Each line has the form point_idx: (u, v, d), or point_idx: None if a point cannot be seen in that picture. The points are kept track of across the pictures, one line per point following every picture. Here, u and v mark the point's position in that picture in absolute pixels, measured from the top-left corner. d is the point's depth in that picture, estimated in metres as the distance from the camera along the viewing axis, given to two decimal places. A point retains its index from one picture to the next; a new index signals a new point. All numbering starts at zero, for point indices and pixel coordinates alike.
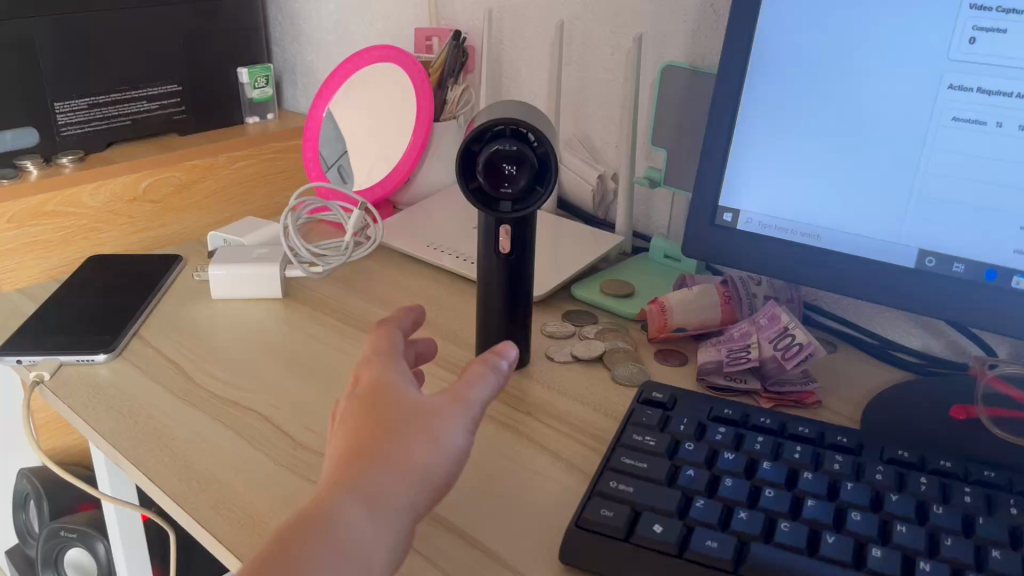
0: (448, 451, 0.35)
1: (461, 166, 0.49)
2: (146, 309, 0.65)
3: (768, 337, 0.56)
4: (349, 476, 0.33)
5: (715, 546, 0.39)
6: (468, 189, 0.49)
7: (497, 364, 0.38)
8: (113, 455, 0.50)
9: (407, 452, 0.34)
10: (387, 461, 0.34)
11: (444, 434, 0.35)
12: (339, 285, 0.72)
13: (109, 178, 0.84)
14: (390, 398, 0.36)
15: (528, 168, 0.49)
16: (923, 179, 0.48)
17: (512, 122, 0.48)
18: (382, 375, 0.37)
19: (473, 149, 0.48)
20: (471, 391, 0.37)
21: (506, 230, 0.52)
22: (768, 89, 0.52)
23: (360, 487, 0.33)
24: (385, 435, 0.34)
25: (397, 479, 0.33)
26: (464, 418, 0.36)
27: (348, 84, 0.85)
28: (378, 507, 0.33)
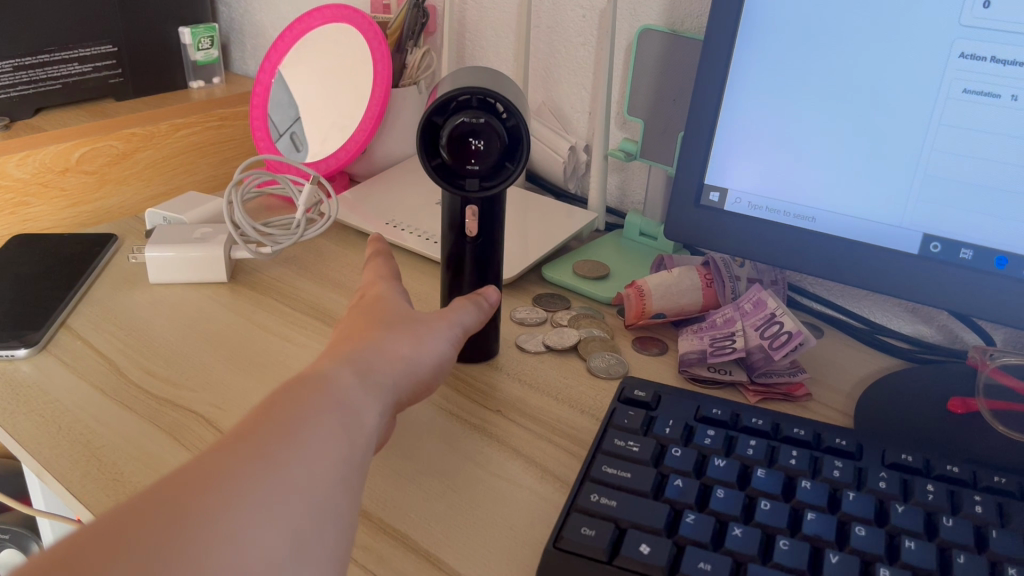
0: (436, 353, 0.41)
1: (421, 141, 0.43)
2: (75, 296, 0.59)
3: (754, 325, 0.52)
4: (345, 352, 0.37)
5: (708, 569, 0.35)
6: (430, 166, 0.44)
7: (481, 302, 0.47)
8: (36, 466, 0.44)
9: (401, 340, 0.40)
10: (382, 346, 0.39)
11: (434, 339, 0.42)
12: (291, 266, 0.66)
13: (38, 147, 0.77)
14: (388, 305, 0.43)
15: (496, 144, 0.43)
16: (928, 157, 0.44)
17: (479, 93, 0.43)
18: (383, 291, 0.45)
19: (434, 121, 0.43)
20: (457, 315, 0.45)
21: (473, 209, 0.47)
22: (759, 59, 0.47)
23: (356, 358, 0.37)
24: (383, 325, 0.41)
25: (389, 364, 0.38)
26: (448, 332, 0.43)
27: (298, 48, 0.79)
28: (370, 377, 0.36)
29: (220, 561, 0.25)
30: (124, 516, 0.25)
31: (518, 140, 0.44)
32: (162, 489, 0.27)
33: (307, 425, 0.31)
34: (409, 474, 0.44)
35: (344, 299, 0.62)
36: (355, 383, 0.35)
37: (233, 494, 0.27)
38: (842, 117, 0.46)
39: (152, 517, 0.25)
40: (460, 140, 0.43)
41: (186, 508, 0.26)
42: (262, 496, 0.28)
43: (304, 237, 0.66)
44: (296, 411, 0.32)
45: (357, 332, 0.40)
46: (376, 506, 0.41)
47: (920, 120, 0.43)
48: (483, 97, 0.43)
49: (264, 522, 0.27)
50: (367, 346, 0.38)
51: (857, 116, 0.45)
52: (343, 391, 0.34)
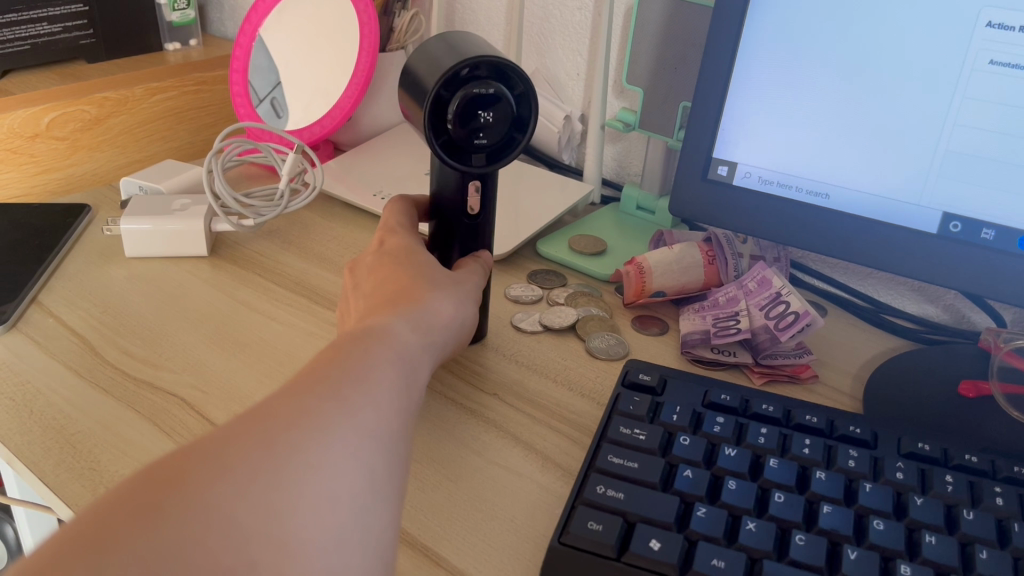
0: (468, 312, 0.43)
1: (428, 117, 0.39)
2: (46, 270, 0.56)
3: (759, 304, 0.50)
4: (399, 304, 0.39)
5: (722, 566, 0.34)
6: (437, 145, 0.40)
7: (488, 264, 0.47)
8: (6, 454, 0.42)
9: (440, 299, 0.41)
10: (432, 304, 0.40)
11: (468, 299, 0.43)
12: (274, 239, 0.63)
13: (5, 111, 0.73)
14: (420, 257, 0.44)
15: (506, 114, 0.41)
16: (950, 132, 0.42)
17: (488, 59, 0.40)
18: (412, 242, 0.45)
19: (441, 94, 0.39)
20: (476, 275, 0.45)
21: (473, 184, 0.44)
22: (771, 28, 0.45)
23: (412, 314, 0.38)
24: (422, 280, 0.41)
25: (435, 322, 0.39)
26: (476, 292, 0.44)
27: (281, 9, 0.74)
28: (420, 329, 0.38)
29: (304, 488, 0.27)
30: (224, 437, 0.27)
31: (524, 107, 0.42)
32: (247, 422, 0.28)
33: (374, 373, 0.33)
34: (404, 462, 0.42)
35: (331, 275, 0.59)
36: (408, 337, 0.37)
37: (310, 430, 0.29)
38: (859, 89, 0.43)
39: (244, 442, 0.27)
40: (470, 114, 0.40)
41: (272, 436, 0.28)
42: (339, 431, 0.29)
43: (288, 209, 0.64)
44: (361, 359, 0.33)
45: (405, 285, 0.41)
46: None
47: (941, 97, 0.41)
48: (491, 63, 0.40)
49: (344, 451, 0.29)
50: (415, 300, 0.39)
51: (875, 92, 0.43)
52: (396, 343, 0.36)
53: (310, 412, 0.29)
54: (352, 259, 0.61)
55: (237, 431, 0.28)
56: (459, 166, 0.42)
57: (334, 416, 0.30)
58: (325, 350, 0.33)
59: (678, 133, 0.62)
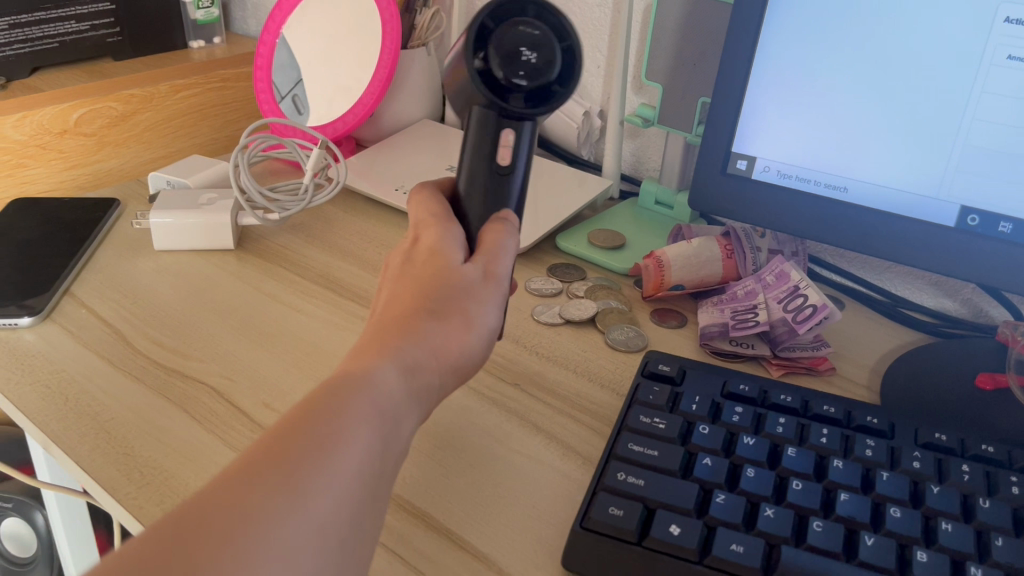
0: (487, 329, 0.37)
1: (472, 39, 0.40)
2: (77, 262, 0.58)
3: (777, 298, 0.51)
4: (390, 342, 0.33)
5: (741, 551, 0.34)
6: (474, 68, 0.40)
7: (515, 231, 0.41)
8: (43, 439, 0.43)
9: (444, 331, 0.35)
10: (429, 337, 0.35)
11: (486, 314, 0.37)
12: (299, 233, 0.65)
13: (35, 108, 0.74)
14: (433, 265, 0.38)
15: (549, 60, 0.40)
16: (968, 126, 0.42)
17: (538, 3, 0.41)
18: (438, 238, 0.40)
19: (488, 23, 0.40)
20: (500, 267, 0.39)
21: (509, 135, 0.41)
22: (789, 24, 0.46)
23: (401, 353, 0.33)
24: (429, 303, 0.36)
25: (434, 358, 0.34)
26: (497, 299, 0.38)
27: (305, 5, 0.76)
28: (413, 371, 0.33)
29: None
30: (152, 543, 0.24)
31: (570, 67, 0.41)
32: (180, 524, 0.24)
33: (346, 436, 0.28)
34: (428, 449, 0.43)
35: (354, 268, 0.60)
36: (396, 382, 0.32)
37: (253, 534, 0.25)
38: (877, 84, 0.44)
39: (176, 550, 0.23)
40: (513, 42, 0.40)
41: (209, 543, 0.24)
42: (288, 534, 0.25)
43: (312, 204, 0.65)
44: (329, 422, 0.29)
45: (405, 312, 0.35)
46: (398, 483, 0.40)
47: (958, 92, 0.42)
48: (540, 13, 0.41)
49: (291, 561, 0.25)
50: (415, 330, 0.34)
51: (892, 88, 0.43)
52: (386, 393, 0.31)
53: (255, 509, 0.25)
54: (374, 252, 0.62)
55: (161, 535, 0.24)
56: (494, 99, 0.40)
57: (284, 511, 0.25)
58: (292, 406, 0.29)
59: (697, 128, 0.62)
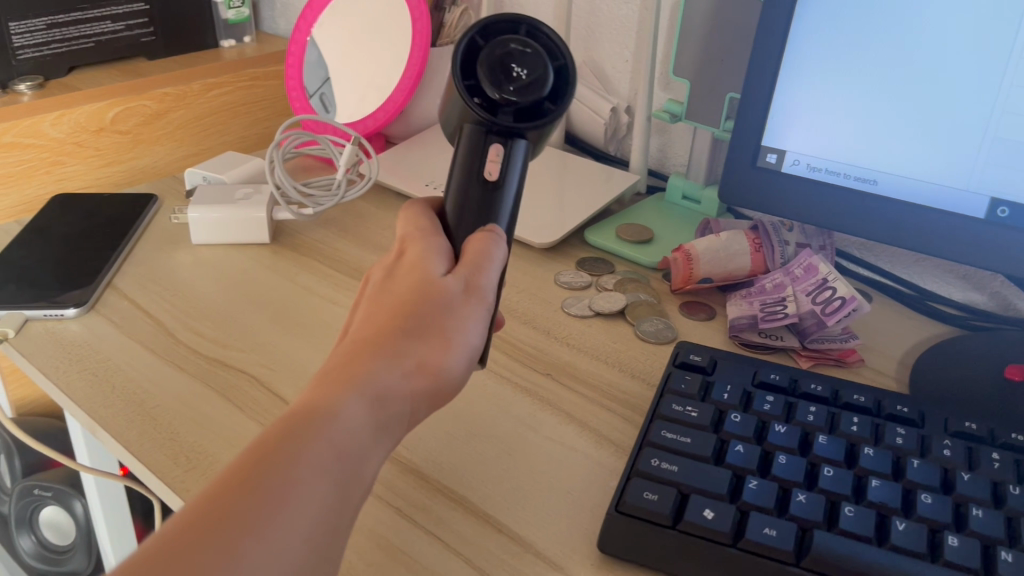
0: (466, 348, 0.35)
1: (459, 57, 0.40)
2: (119, 256, 0.59)
3: (806, 290, 0.52)
4: (359, 366, 0.32)
5: (773, 536, 0.35)
6: (463, 84, 0.40)
7: (501, 242, 0.39)
8: (92, 424, 0.44)
9: (420, 350, 0.34)
10: (402, 358, 0.33)
11: (466, 333, 0.35)
12: (332, 228, 0.66)
13: (73, 106, 0.76)
14: (410, 278, 0.36)
15: (542, 78, 0.40)
16: (999, 119, 0.43)
17: (531, 23, 0.41)
18: (419, 252, 0.38)
19: (476, 41, 0.40)
20: (484, 279, 0.37)
21: (497, 149, 0.40)
22: (820, 19, 0.46)
23: (369, 382, 0.32)
24: (407, 322, 0.34)
25: (405, 379, 0.33)
26: (481, 317, 0.36)
27: (335, 6, 0.78)
28: (380, 400, 0.32)
29: None
30: None
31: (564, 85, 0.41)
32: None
33: (304, 480, 0.28)
34: (464, 437, 0.44)
35: None
36: (365, 421, 0.31)
37: None
38: (907, 78, 0.44)
39: None
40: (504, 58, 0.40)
41: None
42: None
43: (345, 199, 0.66)
44: (278, 472, 0.28)
45: (383, 334, 0.34)
46: (436, 469, 0.42)
47: (988, 84, 0.42)
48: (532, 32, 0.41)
49: None
50: (390, 354, 0.33)
51: (921, 82, 0.44)
52: (355, 432, 0.30)
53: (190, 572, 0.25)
54: None
55: None
56: (482, 117, 0.40)
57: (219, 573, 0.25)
58: (247, 451, 0.29)
59: (725, 123, 0.63)
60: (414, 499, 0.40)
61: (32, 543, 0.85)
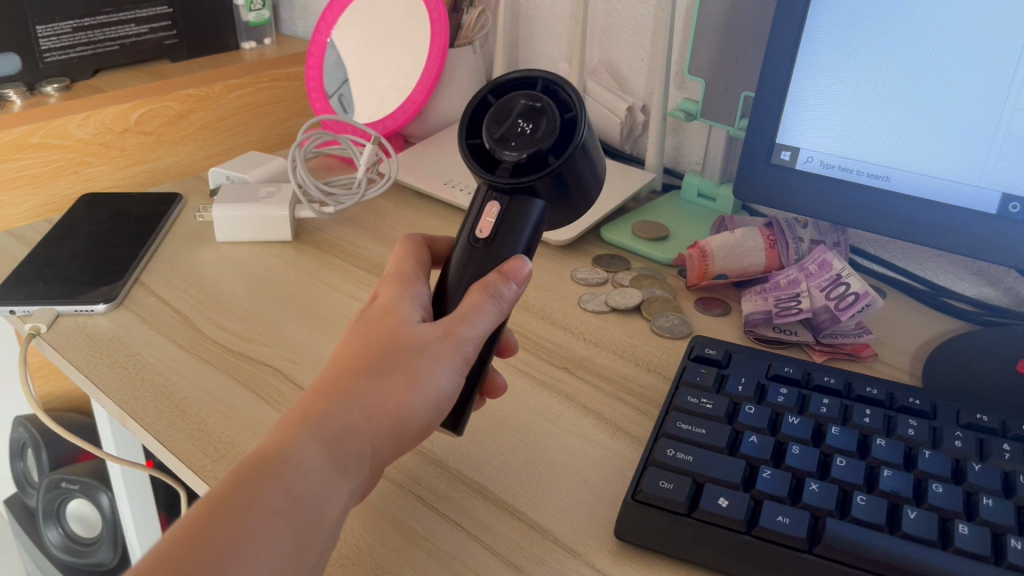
0: (434, 389, 0.36)
1: (469, 116, 0.42)
2: (146, 253, 0.61)
3: (820, 286, 0.52)
4: (318, 411, 0.33)
5: (786, 523, 0.36)
6: (468, 143, 0.42)
7: (504, 289, 0.38)
8: (122, 415, 0.46)
9: (384, 391, 0.34)
10: (363, 399, 0.34)
11: (435, 376, 0.36)
12: (352, 226, 0.67)
13: (98, 108, 0.78)
14: (384, 321, 0.37)
15: (548, 131, 0.40)
16: (1010, 115, 0.43)
17: (546, 77, 0.41)
18: (394, 295, 0.38)
19: (489, 99, 0.42)
20: (468, 327, 0.36)
21: (493, 207, 0.40)
22: (832, 19, 0.47)
23: (326, 427, 0.33)
24: (373, 366, 0.35)
25: (364, 422, 0.34)
26: (454, 361, 0.36)
27: (354, 10, 0.80)
28: (336, 445, 0.33)
29: None
30: None
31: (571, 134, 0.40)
32: None
33: (258, 522, 0.30)
34: (483, 428, 0.45)
35: None
36: (324, 464, 0.32)
37: None
38: (919, 76, 0.45)
39: None
40: (507, 113, 0.41)
41: None
42: None
43: (366, 197, 0.67)
44: (233, 527, 0.29)
45: (349, 377, 0.35)
46: (457, 460, 0.43)
47: (998, 81, 0.43)
48: (547, 86, 0.41)
49: None
50: (353, 398, 0.34)
51: (931, 81, 0.45)
52: (313, 478, 0.32)
53: None
54: None
55: None
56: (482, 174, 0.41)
57: None
58: (206, 503, 0.30)
59: (739, 122, 0.64)
60: (435, 488, 0.41)
61: (59, 535, 0.87)
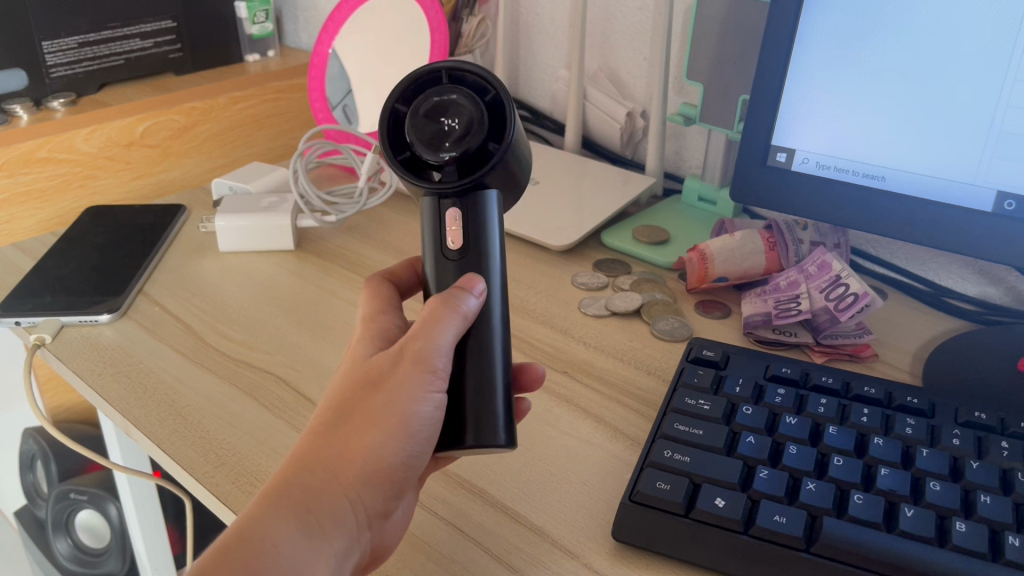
0: (401, 419, 0.35)
1: (385, 130, 0.39)
2: (150, 264, 0.61)
3: (819, 287, 0.52)
4: (285, 479, 0.34)
5: (783, 522, 0.36)
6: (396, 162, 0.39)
7: (470, 301, 0.37)
8: (126, 424, 0.46)
9: (348, 444, 0.35)
10: (330, 459, 0.35)
11: (399, 407, 0.35)
12: (354, 234, 0.68)
13: (104, 122, 0.79)
14: (346, 375, 0.37)
15: (473, 118, 0.38)
16: (1004, 113, 0.43)
17: (447, 64, 0.39)
18: (359, 348, 0.39)
19: (399, 108, 0.40)
20: (423, 342, 0.36)
21: (454, 213, 0.39)
22: (825, 22, 0.48)
23: (291, 494, 0.34)
24: (331, 422, 0.35)
25: (330, 478, 0.34)
26: (418, 377, 0.35)
27: (355, 19, 0.78)
28: (306, 513, 0.33)
29: None
30: None
31: (496, 112, 0.39)
32: None
33: None
34: None
35: None
36: (298, 536, 0.33)
37: None
38: (914, 76, 0.45)
39: None
40: (427, 119, 0.38)
41: None
42: None
43: (367, 206, 0.68)
44: None
45: (311, 442, 0.35)
46: (457, 466, 0.43)
47: (991, 80, 0.43)
48: (450, 70, 0.39)
49: None
50: (315, 462, 0.34)
51: (924, 80, 0.45)
52: (289, 555, 0.32)
53: None
54: (424, 250, 0.65)
55: None
56: (426, 186, 0.39)
57: None
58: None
59: (738, 125, 0.64)
60: (435, 492, 0.41)
61: (68, 546, 0.87)
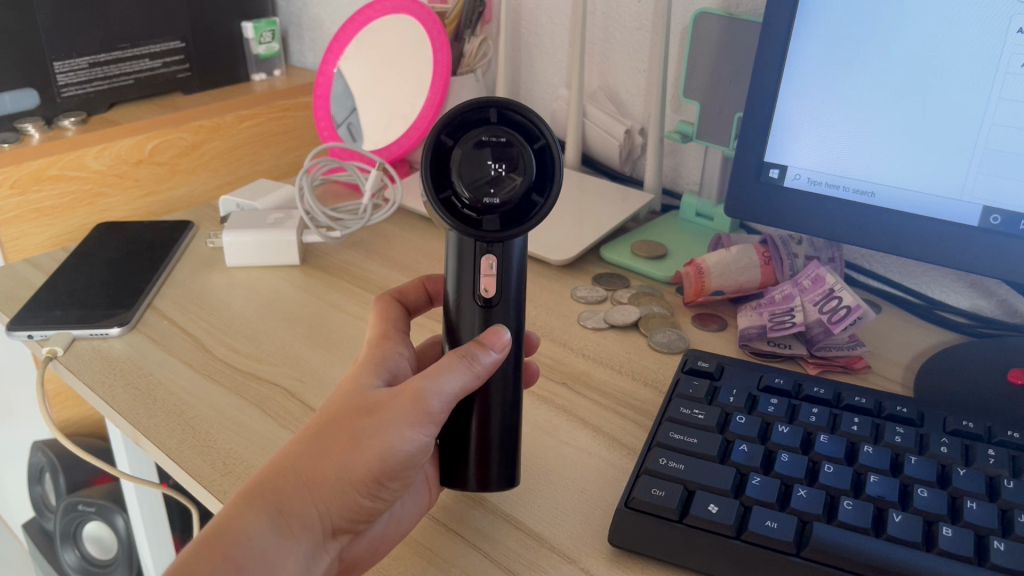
0: (389, 452, 0.36)
1: (429, 162, 0.38)
2: (159, 279, 0.63)
3: (813, 300, 0.53)
4: (268, 480, 0.35)
5: (775, 528, 0.37)
6: (439, 201, 0.39)
7: (480, 356, 0.38)
8: (135, 433, 0.48)
9: (334, 458, 0.36)
10: (313, 469, 0.35)
11: (389, 439, 0.36)
12: (358, 249, 0.69)
13: (114, 140, 0.80)
14: (349, 391, 0.38)
15: (521, 165, 0.39)
16: (990, 129, 0.45)
17: (499, 104, 0.39)
18: (363, 364, 0.40)
19: (444, 141, 0.39)
20: (429, 383, 0.37)
21: (491, 258, 0.39)
22: (814, 42, 0.49)
23: (273, 496, 0.35)
24: (321, 435, 0.37)
25: (311, 488, 0.35)
26: (416, 418, 0.37)
27: (359, 39, 0.81)
28: (282, 516, 0.35)
29: None
30: None
31: (543, 161, 0.39)
32: None
33: None
34: None
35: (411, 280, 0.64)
36: (267, 533, 0.34)
37: None
38: (902, 94, 0.47)
39: None
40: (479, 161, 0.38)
41: None
42: None
43: (372, 222, 0.69)
44: None
45: (297, 450, 0.36)
46: None
47: (977, 97, 0.44)
48: (500, 109, 0.39)
49: None
50: (298, 469, 0.36)
51: (910, 99, 0.47)
52: (258, 552, 0.34)
53: None
54: (427, 265, 0.67)
55: None
56: (469, 229, 0.39)
57: None
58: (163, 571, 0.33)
59: (733, 143, 0.65)
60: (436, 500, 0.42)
61: (76, 557, 0.88)
